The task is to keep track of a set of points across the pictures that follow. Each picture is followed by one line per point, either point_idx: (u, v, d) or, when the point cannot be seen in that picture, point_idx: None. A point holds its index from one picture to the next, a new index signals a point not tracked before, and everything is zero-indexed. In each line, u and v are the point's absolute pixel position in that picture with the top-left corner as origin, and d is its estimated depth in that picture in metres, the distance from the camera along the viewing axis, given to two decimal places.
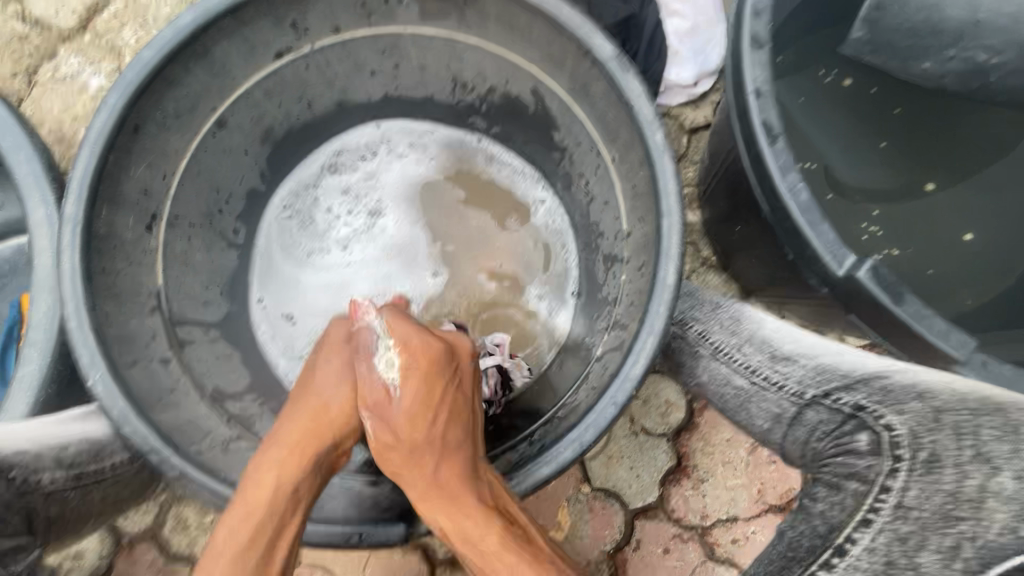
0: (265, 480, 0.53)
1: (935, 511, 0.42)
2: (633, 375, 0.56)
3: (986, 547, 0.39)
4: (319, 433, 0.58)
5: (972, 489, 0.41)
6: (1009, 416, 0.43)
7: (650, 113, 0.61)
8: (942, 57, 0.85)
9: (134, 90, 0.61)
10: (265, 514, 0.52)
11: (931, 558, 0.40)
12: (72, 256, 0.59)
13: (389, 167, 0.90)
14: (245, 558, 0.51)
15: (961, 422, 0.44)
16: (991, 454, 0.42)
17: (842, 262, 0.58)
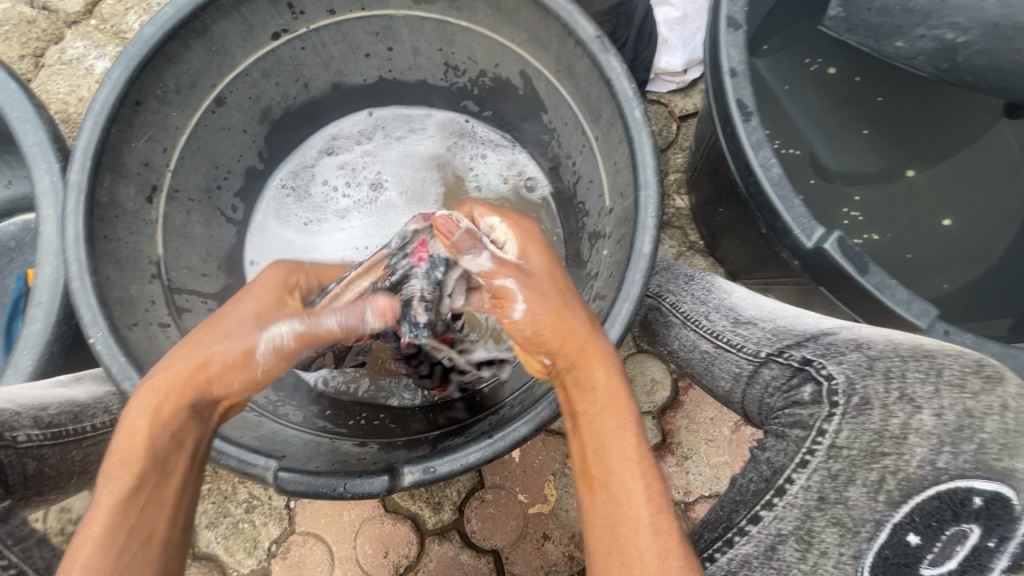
0: (137, 427, 0.46)
1: (864, 448, 0.43)
2: (608, 341, 0.59)
3: (907, 479, 0.41)
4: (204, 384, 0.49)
5: (896, 426, 0.42)
6: (936, 361, 0.44)
7: (630, 92, 0.64)
8: (912, 35, 0.83)
9: (136, 65, 0.65)
10: (144, 461, 0.45)
11: (858, 492, 0.42)
12: (76, 222, 0.62)
13: (386, 148, 0.93)
14: (127, 509, 0.44)
15: (893, 368, 0.45)
16: (914, 395, 0.42)
17: (811, 235, 0.61)
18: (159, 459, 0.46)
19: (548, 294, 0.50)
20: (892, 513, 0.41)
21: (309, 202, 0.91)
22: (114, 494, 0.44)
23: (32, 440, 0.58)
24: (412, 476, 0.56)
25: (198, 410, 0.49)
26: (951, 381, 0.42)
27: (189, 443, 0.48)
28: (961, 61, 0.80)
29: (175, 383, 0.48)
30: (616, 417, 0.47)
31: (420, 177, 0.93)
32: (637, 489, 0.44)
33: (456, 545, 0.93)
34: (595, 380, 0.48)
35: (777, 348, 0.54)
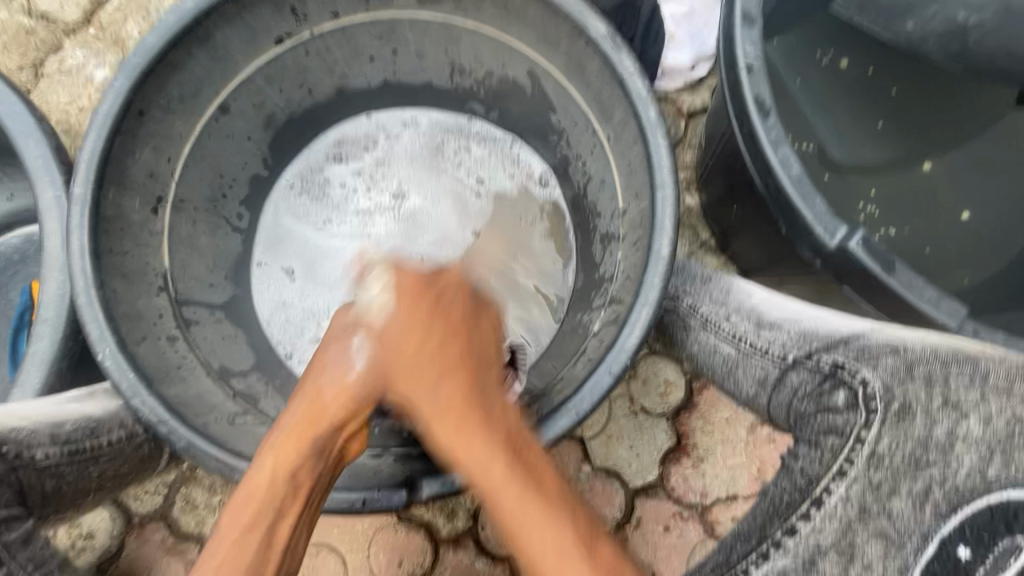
0: (264, 466, 0.52)
1: None
2: (627, 346, 0.58)
3: None
4: (315, 423, 0.54)
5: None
6: (971, 368, 0.48)
7: (644, 90, 0.63)
8: (925, 15, 0.82)
9: (138, 74, 0.63)
10: (263, 499, 0.50)
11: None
12: (81, 236, 0.61)
13: (392, 151, 0.91)
14: (249, 537, 0.49)
15: (932, 374, 0.47)
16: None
17: (834, 233, 0.59)
18: (280, 499, 0.51)
19: (392, 347, 0.57)
20: None
21: (326, 199, 0.89)
22: (237, 528, 0.49)
23: (50, 459, 0.58)
24: (431, 489, 0.56)
25: (320, 450, 0.54)
26: (990, 386, 0.46)
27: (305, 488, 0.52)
28: (973, 43, 0.80)
29: (299, 426, 0.54)
30: (491, 471, 0.49)
31: (427, 175, 0.91)
32: (532, 539, 0.47)
33: (471, 553, 0.92)
34: (454, 432, 0.52)
35: (806, 352, 0.56)
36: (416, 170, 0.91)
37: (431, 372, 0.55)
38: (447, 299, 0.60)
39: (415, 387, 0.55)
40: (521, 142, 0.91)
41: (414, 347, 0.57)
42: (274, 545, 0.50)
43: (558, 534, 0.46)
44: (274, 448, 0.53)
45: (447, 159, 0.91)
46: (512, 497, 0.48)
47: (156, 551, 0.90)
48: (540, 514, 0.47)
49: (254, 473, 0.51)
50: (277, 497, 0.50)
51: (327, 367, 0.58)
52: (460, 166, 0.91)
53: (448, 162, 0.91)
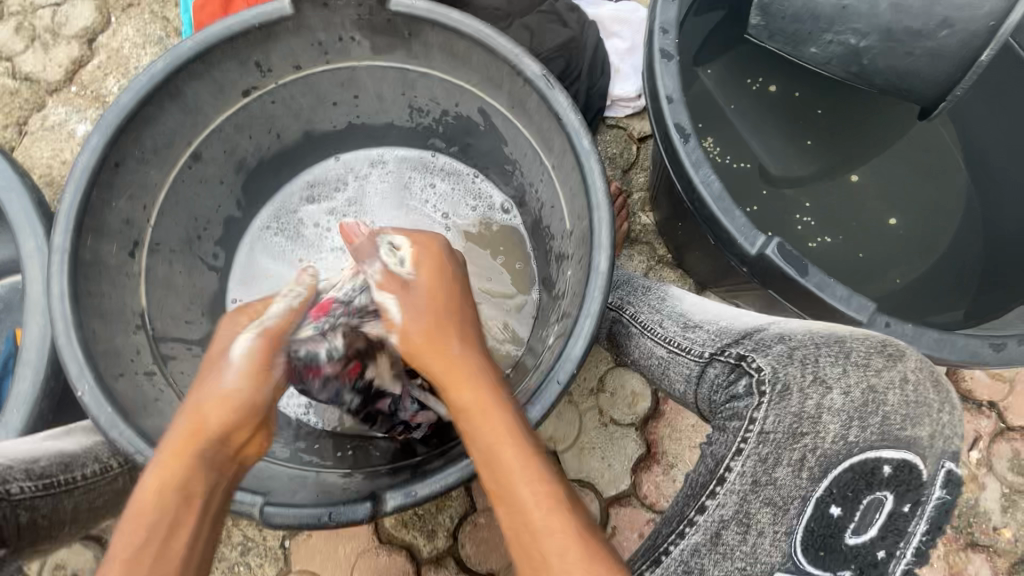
0: (146, 485, 0.49)
1: (787, 431, 0.47)
2: (572, 355, 0.62)
3: (824, 454, 0.45)
4: (201, 430, 0.52)
5: (813, 407, 0.46)
6: (845, 344, 0.48)
7: (577, 123, 0.69)
8: (823, 40, 0.84)
9: (113, 129, 0.69)
10: (153, 515, 0.47)
11: (785, 472, 0.46)
12: (61, 280, 0.65)
13: (361, 189, 0.97)
14: (139, 559, 0.45)
15: (809, 354, 0.49)
16: (826, 376, 0.47)
17: (754, 242, 0.65)
18: (172, 514, 0.48)
19: (425, 310, 0.58)
20: (813, 488, 0.45)
21: (301, 242, 0.94)
22: (125, 550, 0.46)
23: (24, 492, 0.59)
24: (394, 500, 0.59)
25: (206, 462, 0.51)
26: (857, 361, 0.47)
27: (199, 495, 0.49)
28: (867, 64, 0.84)
29: (179, 443, 0.51)
30: (495, 429, 0.51)
31: (398, 209, 0.97)
32: (526, 496, 0.48)
33: (452, 572, 0.94)
34: (463, 400, 0.53)
35: (719, 347, 0.57)
36: (388, 211, 0.97)
37: (450, 336, 0.56)
38: (451, 277, 0.62)
39: (438, 348, 0.55)
40: (482, 176, 0.98)
41: (442, 305, 0.59)
42: (166, 559, 0.46)
43: (547, 492, 0.48)
44: (158, 463, 0.50)
45: (414, 194, 0.98)
46: (513, 451, 0.50)
47: None
48: (535, 470, 0.49)
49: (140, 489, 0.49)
50: (168, 506, 0.48)
51: (207, 380, 0.54)
52: (427, 201, 0.98)
53: (416, 198, 0.98)
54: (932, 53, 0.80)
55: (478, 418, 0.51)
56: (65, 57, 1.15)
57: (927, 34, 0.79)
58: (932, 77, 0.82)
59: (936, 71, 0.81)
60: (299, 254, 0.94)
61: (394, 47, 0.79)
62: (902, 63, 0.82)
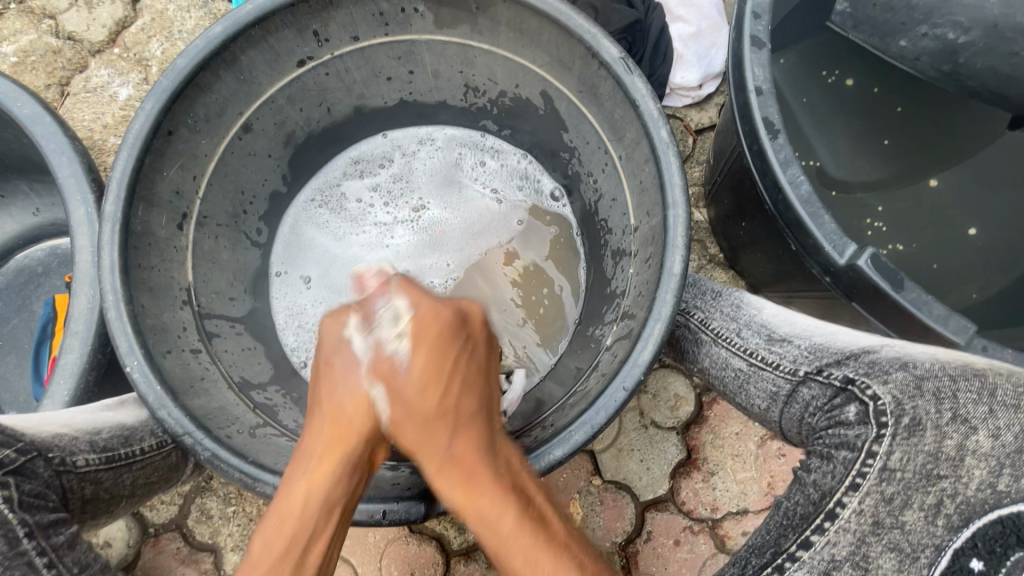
0: (296, 489, 0.51)
1: (918, 471, 0.43)
2: (641, 361, 0.59)
3: (965, 502, 0.42)
4: (344, 439, 0.54)
5: (951, 448, 0.43)
6: (986, 379, 0.45)
7: (656, 112, 0.64)
8: (916, 33, 0.84)
9: (168, 96, 0.66)
10: (298, 522, 0.50)
11: (915, 516, 0.43)
12: (112, 252, 0.63)
13: (409, 167, 0.94)
14: (280, 568, 0.48)
15: (942, 388, 0.45)
16: (968, 415, 0.44)
17: (843, 251, 0.61)
18: (312, 524, 0.50)
19: (417, 396, 0.54)
20: (951, 538, 0.41)
21: (345, 215, 0.92)
22: (270, 557, 0.49)
23: (89, 465, 0.59)
24: None
25: (353, 467, 0.53)
26: (1003, 401, 0.44)
27: (337, 507, 0.52)
28: (963, 63, 0.82)
29: (327, 442, 0.54)
30: (489, 513, 0.48)
31: (443, 184, 0.94)
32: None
33: (482, 566, 0.92)
34: (462, 500, 0.50)
35: (816, 366, 0.54)
36: (436, 186, 0.94)
37: (446, 423, 0.53)
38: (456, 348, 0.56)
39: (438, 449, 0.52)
40: (529, 159, 0.94)
41: (434, 403, 0.54)
42: (305, 572, 0.49)
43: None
44: (308, 469, 0.52)
45: (463, 173, 0.94)
46: (520, 550, 0.46)
47: (170, 560, 0.91)
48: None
49: (287, 493, 0.51)
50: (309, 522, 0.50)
51: (337, 384, 0.56)
52: (474, 180, 0.94)
53: (466, 175, 0.94)
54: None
55: (479, 514, 0.49)
56: (109, 18, 1.12)
57: None
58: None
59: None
60: (342, 226, 0.91)
61: (459, 21, 0.75)
62: (1005, 65, 0.79)
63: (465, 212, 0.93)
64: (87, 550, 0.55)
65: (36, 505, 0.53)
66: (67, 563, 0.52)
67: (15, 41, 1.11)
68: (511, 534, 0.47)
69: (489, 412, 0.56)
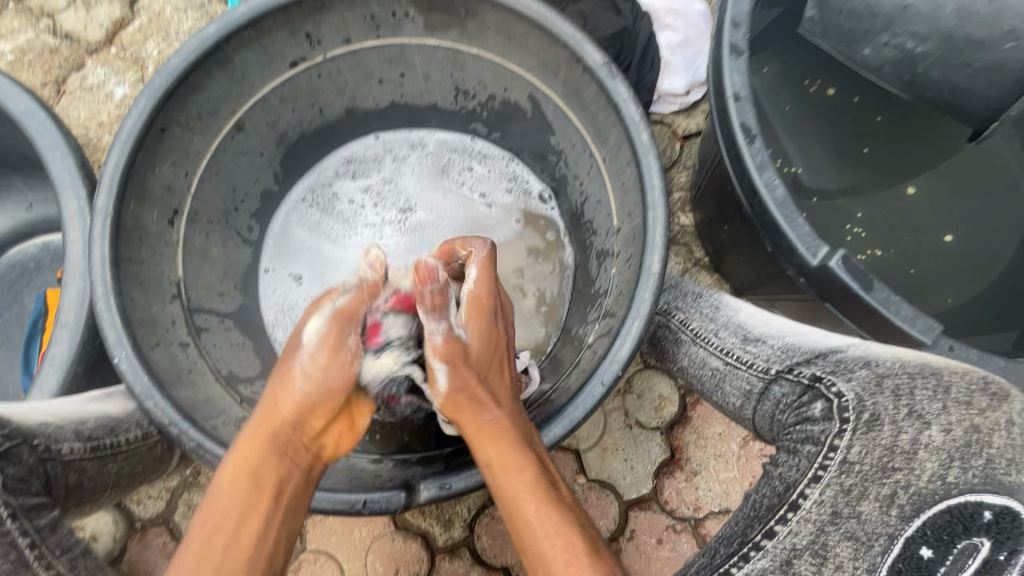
0: (225, 474, 0.54)
1: (875, 463, 0.45)
2: (619, 357, 0.60)
3: (918, 493, 0.43)
4: (270, 424, 0.57)
5: (907, 442, 0.44)
6: (942, 377, 0.47)
7: (637, 116, 0.66)
8: (878, 42, 0.86)
9: (161, 93, 0.67)
10: (230, 497, 0.53)
11: (871, 506, 0.44)
12: (103, 245, 0.64)
13: (399, 168, 0.96)
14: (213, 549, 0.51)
15: (901, 385, 0.47)
16: (923, 411, 0.45)
17: (816, 253, 0.62)
18: (241, 501, 0.53)
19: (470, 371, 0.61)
20: (903, 527, 0.43)
21: (337, 215, 0.93)
22: (202, 533, 0.52)
23: (75, 453, 0.60)
24: (428, 492, 0.58)
25: (284, 452, 0.56)
26: (958, 398, 0.45)
27: (266, 486, 0.54)
28: (922, 72, 0.84)
29: (256, 427, 0.57)
30: (507, 463, 0.56)
31: (431, 186, 0.95)
32: (544, 548, 0.52)
33: (467, 562, 0.93)
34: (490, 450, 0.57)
35: (787, 365, 0.55)
36: (428, 188, 0.95)
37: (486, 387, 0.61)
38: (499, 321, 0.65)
39: (473, 408, 0.59)
40: (516, 160, 0.95)
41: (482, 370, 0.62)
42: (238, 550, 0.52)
43: (566, 546, 0.52)
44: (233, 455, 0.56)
45: (451, 175, 0.95)
46: (529, 502, 0.55)
47: (157, 555, 0.91)
48: (553, 522, 0.54)
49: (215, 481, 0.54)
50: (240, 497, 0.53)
51: (283, 370, 0.59)
52: (462, 182, 0.95)
53: (454, 177, 0.95)
54: (990, 68, 0.79)
55: (503, 462, 0.56)
56: (107, 18, 1.14)
57: (991, 45, 0.78)
58: (985, 95, 0.81)
59: (992, 90, 0.80)
60: (334, 227, 0.93)
61: (448, 25, 0.77)
62: (959, 75, 0.82)
63: (457, 212, 0.94)
64: (68, 535, 0.55)
65: (20, 489, 0.53)
66: (51, 544, 0.52)
67: (14, 39, 1.13)
68: (525, 476, 0.56)
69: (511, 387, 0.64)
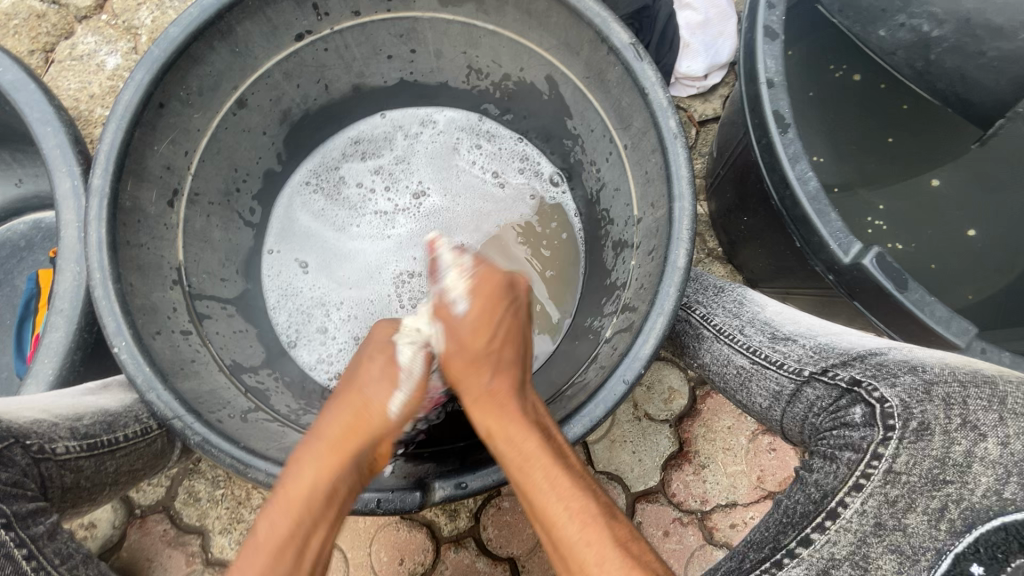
0: (302, 477, 0.53)
1: (924, 475, 0.44)
2: (642, 354, 0.58)
3: (970, 509, 0.41)
4: (356, 436, 0.56)
5: (958, 455, 0.43)
6: (996, 387, 0.45)
7: (665, 101, 0.63)
8: (894, 23, 0.87)
9: (159, 66, 0.63)
10: (309, 500, 0.52)
11: (918, 520, 0.43)
12: (99, 228, 0.61)
13: (409, 149, 0.92)
14: (275, 561, 0.50)
15: (952, 394, 0.45)
16: (978, 422, 0.43)
17: (848, 250, 0.60)
18: (315, 515, 0.52)
19: (466, 342, 0.61)
20: (953, 542, 0.41)
21: (344, 200, 0.90)
22: (273, 541, 0.51)
23: (70, 452, 0.57)
24: (443, 491, 0.56)
25: (357, 463, 0.56)
26: (1013, 410, 0.44)
27: (338, 501, 0.54)
28: (935, 59, 0.86)
29: (338, 434, 0.56)
30: (518, 440, 0.54)
31: (443, 167, 0.92)
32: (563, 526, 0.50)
33: (472, 553, 0.92)
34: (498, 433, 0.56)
35: (821, 367, 0.54)
36: (433, 172, 0.92)
37: (488, 361, 0.60)
38: (513, 308, 0.62)
39: (479, 383, 0.59)
40: (526, 141, 0.92)
41: (483, 342, 0.60)
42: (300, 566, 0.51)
43: (580, 508, 0.51)
44: (315, 458, 0.54)
45: (461, 157, 0.92)
46: (540, 478, 0.52)
47: (157, 542, 0.90)
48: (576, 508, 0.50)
49: (297, 480, 0.53)
50: (314, 513, 0.52)
51: (368, 390, 0.59)
52: (473, 164, 0.92)
53: (464, 160, 0.92)
54: (1005, 57, 0.81)
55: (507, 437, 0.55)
56: None
57: (1006, 33, 0.80)
58: (995, 86, 0.84)
59: (1003, 81, 0.83)
60: (341, 214, 0.89)
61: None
62: (971, 65, 0.84)
63: (468, 195, 0.91)
64: (68, 541, 0.53)
65: (13, 495, 0.51)
66: (48, 554, 0.50)
67: None
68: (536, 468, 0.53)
69: (522, 366, 0.62)
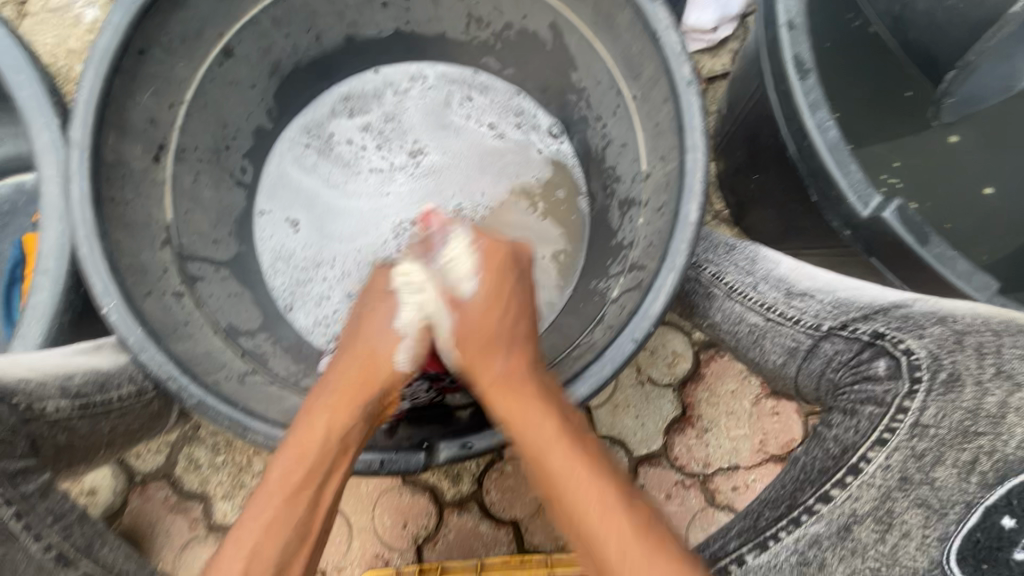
0: (316, 424, 0.52)
1: (955, 428, 0.43)
2: (651, 312, 0.56)
3: (1004, 459, 0.40)
4: (368, 382, 0.57)
5: (992, 405, 0.42)
6: None
7: (677, 45, 0.59)
8: None
9: (137, 9, 0.59)
10: (315, 457, 0.51)
11: (949, 472, 0.42)
12: (81, 181, 0.58)
13: (405, 105, 0.87)
14: (295, 502, 0.50)
15: (984, 343, 0.46)
16: (1012, 369, 0.43)
17: (868, 203, 0.58)
18: (321, 468, 0.51)
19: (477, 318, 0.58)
20: (984, 495, 0.40)
21: (337, 158, 0.85)
22: (286, 487, 0.50)
23: (61, 411, 0.56)
24: (447, 451, 0.56)
25: (369, 413, 0.56)
26: None
27: (351, 448, 0.53)
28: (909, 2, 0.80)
29: (352, 385, 0.56)
30: (540, 435, 0.51)
31: (438, 122, 0.87)
32: (580, 498, 0.48)
33: (475, 516, 0.92)
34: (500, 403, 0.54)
35: (840, 322, 0.55)
36: (430, 128, 0.87)
37: (502, 341, 0.57)
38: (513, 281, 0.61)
39: (486, 359, 0.57)
40: (524, 95, 0.87)
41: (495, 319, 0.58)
42: (320, 511, 0.51)
43: (600, 491, 0.48)
44: (328, 406, 0.54)
45: (455, 114, 0.87)
46: (558, 459, 0.50)
47: (159, 509, 0.89)
48: (587, 479, 0.49)
49: (309, 425, 0.52)
50: (331, 452, 0.52)
51: (375, 336, 0.60)
52: (468, 120, 0.87)
53: (457, 116, 0.87)
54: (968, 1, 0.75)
55: (522, 415, 0.52)
56: None
57: None
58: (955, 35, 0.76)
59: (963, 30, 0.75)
60: (334, 170, 0.85)
61: None
62: (941, 13, 0.77)
63: (468, 151, 0.87)
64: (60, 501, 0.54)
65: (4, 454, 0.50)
66: (41, 510, 0.51)
67: None
68: (553, 446, 0.50)
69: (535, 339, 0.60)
